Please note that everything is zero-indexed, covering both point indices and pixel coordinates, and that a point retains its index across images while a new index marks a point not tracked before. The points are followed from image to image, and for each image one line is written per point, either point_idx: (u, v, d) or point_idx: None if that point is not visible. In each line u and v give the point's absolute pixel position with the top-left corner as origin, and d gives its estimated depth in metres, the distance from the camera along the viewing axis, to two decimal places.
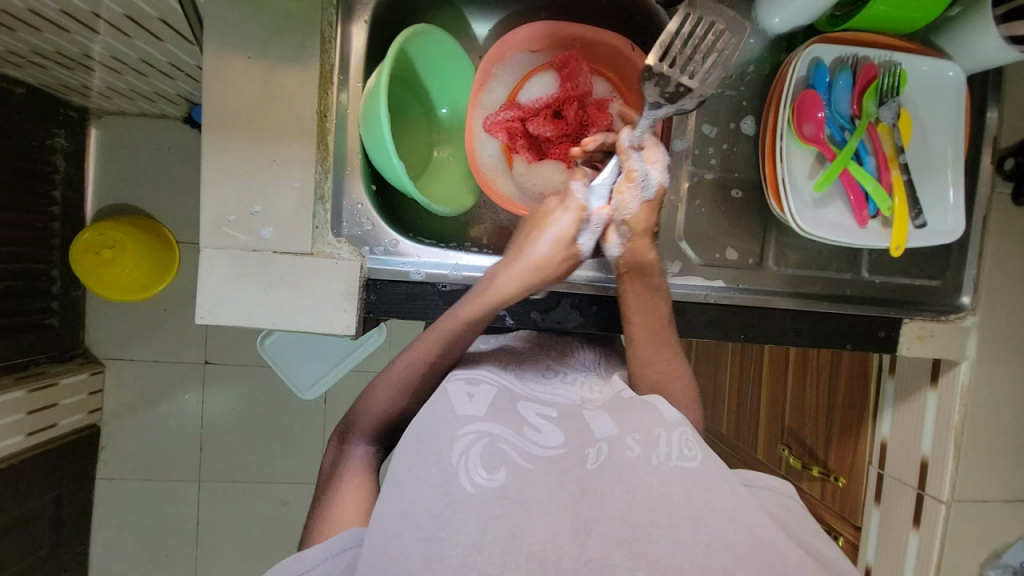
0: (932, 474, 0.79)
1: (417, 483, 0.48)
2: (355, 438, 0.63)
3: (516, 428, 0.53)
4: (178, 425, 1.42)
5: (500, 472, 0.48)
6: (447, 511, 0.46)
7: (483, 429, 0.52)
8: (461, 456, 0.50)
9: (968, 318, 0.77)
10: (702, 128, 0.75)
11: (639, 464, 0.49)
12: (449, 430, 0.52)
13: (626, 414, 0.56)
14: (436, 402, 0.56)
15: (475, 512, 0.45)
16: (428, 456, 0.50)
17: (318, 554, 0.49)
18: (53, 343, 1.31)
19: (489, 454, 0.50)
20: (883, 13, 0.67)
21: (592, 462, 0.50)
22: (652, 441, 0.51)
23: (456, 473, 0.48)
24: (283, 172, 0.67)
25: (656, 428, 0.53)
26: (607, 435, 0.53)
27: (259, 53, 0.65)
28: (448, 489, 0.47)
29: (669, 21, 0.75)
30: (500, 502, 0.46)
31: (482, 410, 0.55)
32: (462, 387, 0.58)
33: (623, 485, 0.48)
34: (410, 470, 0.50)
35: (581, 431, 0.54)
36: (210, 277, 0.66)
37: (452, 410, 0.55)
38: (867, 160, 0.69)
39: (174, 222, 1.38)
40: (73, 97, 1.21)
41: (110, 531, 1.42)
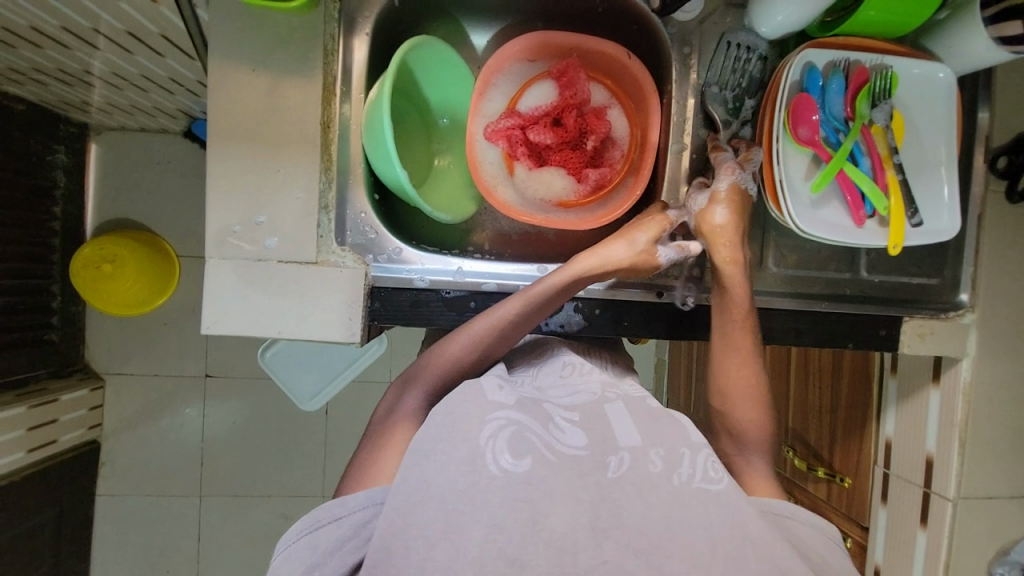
0: (938, 472, 0.80)
1: (444, 457, 0.49)
2: (411, 388, 0.62)
3: (543, 423, 0.54)
4: (179, 438, 1.42)
5: (524, 460, 0.49)
6: (472, 489, 0.47)
7: (513, 416, 0.53)
8: (489, 439, 0.50)
9: (967, 315, 0.78)
10: (699, 133, 0.78)
11: (662, 482, 0.50)
12: (479, 412, 0.53)
13: (648, 424, 0.56)
14: (468, 388, 0.57)
15: (499, 494, 0.46)
16: (457, 436, 0.51)
17: (358, 500, 0.52)
18: (53, 359, 1.31)
19: (514, 440, 0.50)
20: (873, 17, 0.68)
21: (612, 471, 0.50)
22: (675, 459, 0.52)
23: (484, 453, 0.49)
24: (288, 182, 0.68)
25: (681, 448, 0.53)
26: (631, 445, 0.53)
27: (263, 66, 0.67)
28: (474, 468, 0.48)
29: (664, 29, 0.76)
30: (522, 490, 0.47)
31: (512, 398, 0.56)
32: (496, 379, 0.59)
33: (642, 500, 0.48)
34: (437, 442, 0.51)
35: (605, 438, 0.53)
36: (215, 288, 0.67)
37: (483, 395, 0.56)
38: (862, 161, 0.70)
39: (174, 235, 1.39)
40: (72, 113, 1.22)
41: (110, 549, 1.40)
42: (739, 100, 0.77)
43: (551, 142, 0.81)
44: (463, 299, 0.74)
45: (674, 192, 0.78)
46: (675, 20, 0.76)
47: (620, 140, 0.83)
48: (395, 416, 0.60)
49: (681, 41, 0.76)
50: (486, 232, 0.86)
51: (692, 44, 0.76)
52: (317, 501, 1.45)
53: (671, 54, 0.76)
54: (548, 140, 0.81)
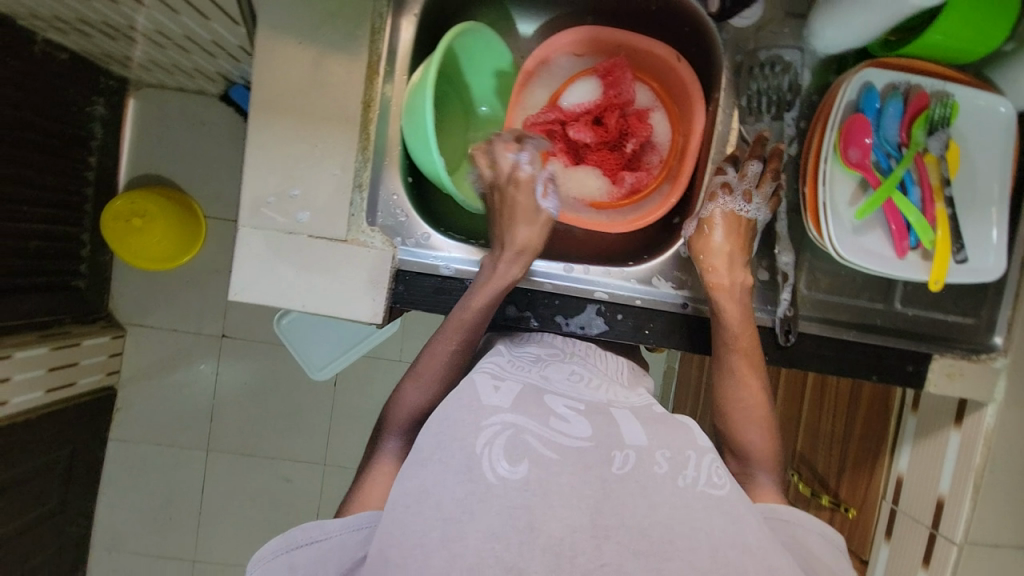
0: (947, 515, 0.78)
1: (441, 466, 0.49)
2: (389, 433, 0.65)
3: (542, 418, 0.54)
4: (191, 394, 1.45)
5: (522, 464, 0.49)
6: (469, 498, 0.47)
7: (509, 420, 0.52)
8: (485, 446, 0.50)
9: (999, 359, 0.75)
10: (744, 145, 0.75)
11: (665, 481, 0.50)
12: (475, 418, 0.53)
13: (656, 427, 0.57)
14: (462, 392, 0.56)
15: (498, 500, 0.46)
16: (453, 442, 0.51)
17: (335, 526, 0.53)
18: (78, 305, 1.35)
19: (511, 446, 0.50)
20: (939, 42, 0.65)
21: (618, 466, 0.51)
22: (681, 462, 0.53)
23: (480, 461, 0.49)
24: (324, 158, 0.68)
25: (687, 450, 0.54)
26: (637, 444, 0.53)
27: (309, 38, 0.66)
28: (471, 476, 0.48)
29: (719, 34, 0.74)
30: (521, 495, 0.47)
31: (507, 401, 0.55)
32: (489, 379, 0.59)
33: (646, 498, 0.49)
34: (436, 452, 0.51)
35: (610, 431, 0.54)
36: (244, 255, 0.68)
37: (478, 399, 0.55)
38: (912, 190, 0.67)
39: (203, 196, 1.41)
40: (115, 67, 1.24)
41: (118, 492, 1.46)
42: (789, 116, 0.74)
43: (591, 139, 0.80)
44: None
45: (709, 202, 0.76)
46: (732, 26, 0.73)
47: (661, 145, 0.82)
48: (378, 458, 0.63)
49: (734, 48, 0.74)
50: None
51: (746, 52, 0.74)
52: (317, 470, 1.48)
53: (724, 60, 0.74)
54: (588, 138, 0.80)
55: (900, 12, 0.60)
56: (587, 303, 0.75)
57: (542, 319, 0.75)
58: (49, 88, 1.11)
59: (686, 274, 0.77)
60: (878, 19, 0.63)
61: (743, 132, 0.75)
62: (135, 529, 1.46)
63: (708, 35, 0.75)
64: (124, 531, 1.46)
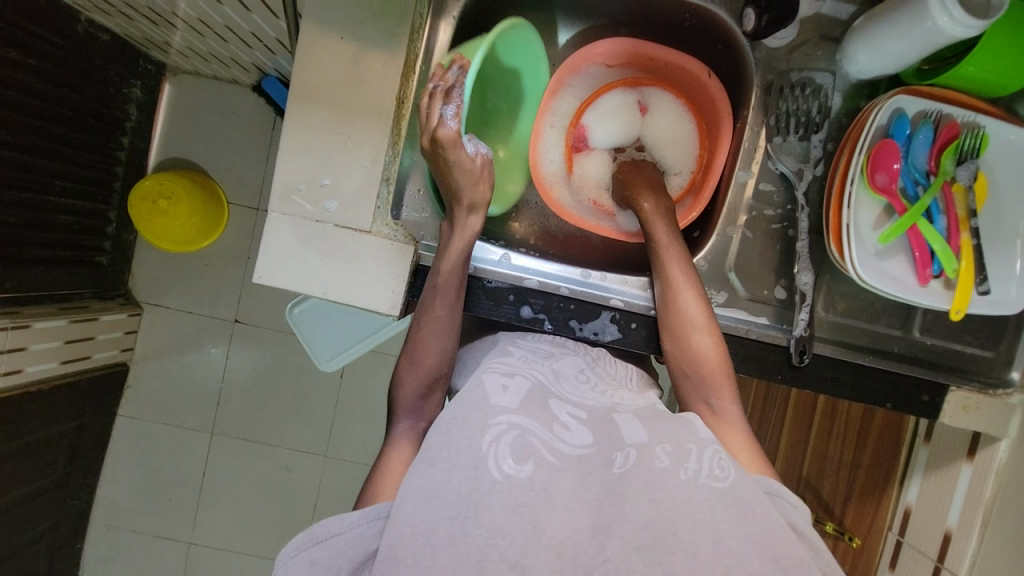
0: (953, 548, 0.76)
1: (447, 465, 0.50)
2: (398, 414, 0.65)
3: (547, 424, 0.54)
4: (200, 376, 1.48)
5: (527, 465, 0.50)
6: (475, 494, 0.47)
7: (515, 421, 0.53)
8: (492, 444, 0.51)
9: (1016, 395, 0.74)
10: (770, 163, 0.75)
11: (667, 476, 0.50)
12: (482, 417, 0.53)
13: (658, 423, 0.57)
14: (471, 391, 0.57)
15: (502, 498, 0.47)
16: (459, 440, 0.51)
17: (353, 518, 0.52)
18: (100, 280, 1.38)
19: (517, 446, 0.51)
20: (972, 73, 0.65)
21: (619, 466, 0.52)
22: (682, 455, 0.52)
23: (486, 458, 0.49)
24: (355, 150, 0.70)
25: (687, 444, 0.54)
26: (636, 441, 0.54)
27: (351, 35, 0.69)
28: (477, 473, 0.49)
29: (752, 53, 0.74)
30: (526, 494, 0.47)
31: (515, 402, 0.56)
32: (498, 378, 0.59)
33: (648, 494, 0.49)
34: (443, 450, 0.51)
35: (612, 435, 0.55)
36: (271, 240, 0.69)
37: (486, 399, 0.55)
38: (937, 218, 0.67)
39: (228, 183, 1.44)
40: (154, 52, 1.28)
41: (122, 467, 1.48)
42: (816, 138, 0.73)
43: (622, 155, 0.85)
44: (503, 292, 0.75)
45: (730, 217, 0.76)
46: (765, 45, 0.74)
47: (686, 160, 0.84)
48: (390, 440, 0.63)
49: (766, 67, 0.74)
50: (522, 219, 0.87)
51: (777, 72, 0.74)
52: (318, 460, 1.49)
53: (756, 78, 0.75)
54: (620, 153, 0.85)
55: (937, 41, 0.61)
56: (602, 310, 0.76)
57: (556, 323, 0.75)
58: (89, 69, 1.15)
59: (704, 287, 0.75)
60: (913, 46, 0.64)
61: (770, 151, 0.74)
62: (134, 505, 1.48)
63: (742, 52, 0.76)
64: (125, 506, 1.48)
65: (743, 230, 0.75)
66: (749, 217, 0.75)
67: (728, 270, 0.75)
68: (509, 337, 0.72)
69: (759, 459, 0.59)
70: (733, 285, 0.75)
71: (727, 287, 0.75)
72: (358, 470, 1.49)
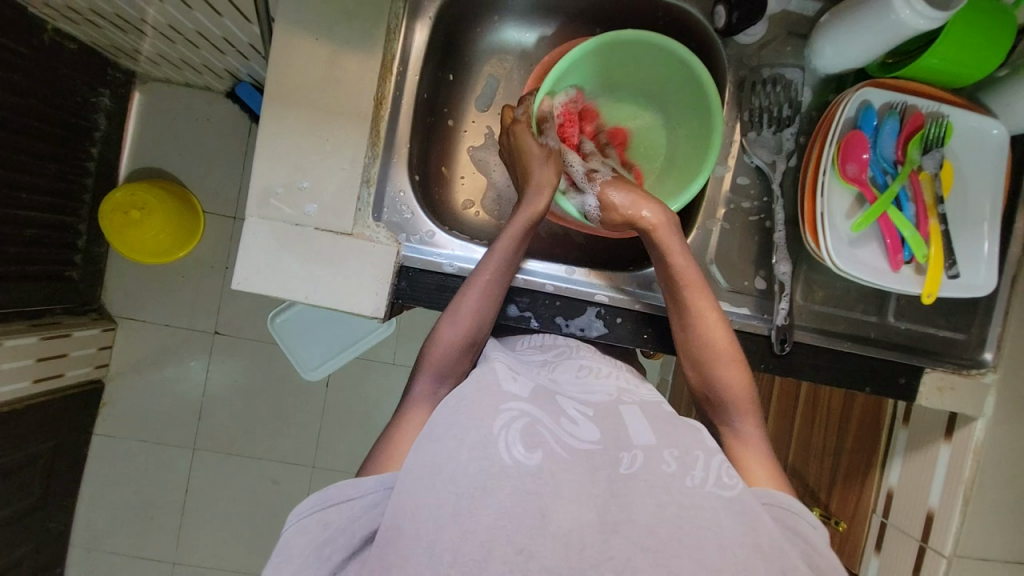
0: (937, 528, 0.77)
1: (457, 443, 0.50)
2: (420, 375, 0.65)
3: (556, 417, 0.54)
4: (180, 391, 1.44)
5: (537, 453, 0.49)
6: (483, 476, 0.47)
7: (526, 409, 0.53)
8: (503, 427, 0.50)
9: (988, 374, 0.77)
10: (746, 157, 0.77)
11: (674, 482, 0.50)
12: (494, 401, 0.53)
13: (666, 425, 0.57)
14: (484, 374, 0.58)
15: (511, 483, 0.46)
16: (469, 421, 0.52)
17: (369, 485, 0.53)
18: (72, 295, 1.34)
19: (528, 434, 0.50)
20: (934, 65, 0.68)
21: (626, 466, 0.51)
22: (689, 462, 0.52)
23: (496, 442, 0.49)
24: (335, 152, 0.69)
25: (695, 451, 0.53)
26: (644, 444, 0.53)
27: (326, 36, 0.68)
28: (485, 454, 0.48)
29: (724, 48, 0.77)
30: (534, 482, 0.47)
31: (525, 391, 0.56)
32: (508, 366, 0.60)
33: (654, 498, 0.48)
34: (449, 428, 0.52)
35: (621, 433, 0.54)
36: (251, 246, 0.68)
37: (497, 384, 0.56)
38: (906, 206, 0.70)
39: (204, 191, 1.41)
40: (123, 59, 1.25)
41: (99, 488, 1.43)
42: (789, 131, 0.76)
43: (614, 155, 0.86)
44: None
45: (709, 212, 0.77)
46: (736, 42, 0.77)
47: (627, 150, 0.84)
48: (406, 405, 0.63)
49: (738, 63, 0.77)
50: (481, 207, 0.88)
51: (749, 68, 0.77)
52: (305, 472, 1.46)
53: (728, 74, 0.77)
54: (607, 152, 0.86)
55: (901, 34, 0.63)
56: (587, 305, 0.76)
57: (543, 320, 0.75)
58: (56, 77, 1.11)
59: None
60: (879, 40, 0.66)
61: (745, 145, 0.76)
62: (114, 528, 1.43)
63: (713, 48, 0.78)
64: (104, 529, 1.43)
65: (721, 223, 0.77)
66: (727, 210, 0.77)
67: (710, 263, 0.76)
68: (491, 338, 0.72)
69: (779, 480, 0.58)
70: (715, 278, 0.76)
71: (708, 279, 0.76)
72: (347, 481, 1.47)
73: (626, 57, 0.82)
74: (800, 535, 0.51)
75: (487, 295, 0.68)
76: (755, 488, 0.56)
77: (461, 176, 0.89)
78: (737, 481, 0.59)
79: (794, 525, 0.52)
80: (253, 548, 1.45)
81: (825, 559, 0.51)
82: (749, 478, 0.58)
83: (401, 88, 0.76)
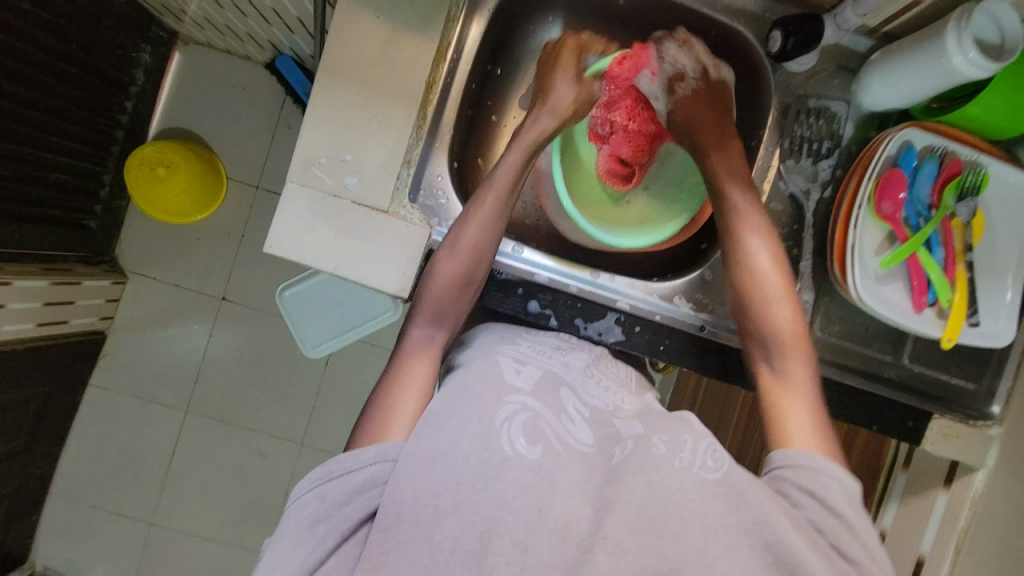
0: (926, 573, 0.77)
1: (456, 431, 0.51)
2: (417, 320, 0.67)
3: (555, 411, 0.55)
4: (180, 352, 1.44)
5: (537, 447, 0.50)
6: (485, 467, 0.48)
7: (528, 402, 0.54)
8: (505, 421, 0.51)
9: (994, 427, 0.77)
10: (780, 185, 0.78)
11: (664, 462, 0.51)
12: (496, 394, 0.54)
13: (656, 419, 0.58)
14: (484, 368, 0.59)
15: (513, 473, 0.47)
16: (471, 412, 0.52)
17: (368, 455, 0.53)
18: (87, 244, 1.35)
19: (529, 427, 0.51)
20: (979, 114, 0.68)
21: (617, 457, 0.52)
22: (678, 445, 0.53)
23: (498, 433, 0.50)
24: (381, 130, 0.70)
25: (683, 435, 0.54)
26: (634, 435, 0.55)
27: (386, 16, 0.70)
28: (488, 446, 0.49)
29: (772, 76, 0.78)
30: (534, 475, 0.48)
31: (528, 384, 0.57)
32: (511, 361, 0.61)
33: (646, 477, 0.50)
34: (453, 417, 0.52)
35: (611, 432, 0.56)
36: (287, 211, 0.69)
37: (501, 378, 0.57)
38: (936, 250, 0.70)
39: (229, 158, 1.43)
40: (168, 18, 1.27)
41: (87, 440, 1.43)
42: (825, 163, 0.76)
43: (649, 82, 0.81)
44: (512, 283, 0.76)
45: None
46: (786, 69, 0.78)
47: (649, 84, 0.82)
48: (406, 347, 0.65)
49: (784, 90, 0.78)
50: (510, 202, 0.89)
51: (795, 96, 0.78)
52: (293, 448, 1.46)
53: (773, 100, 0.78)
54: (676, 83, 0.80)
55: (953, 80, 0.64)
56: (608, 310, 0.77)
57: (561, 320, 0.76)
58: (100, 27, 1.13)
59: (706, 297, 0.78)
60: (927, 83, 0.67)
61: (781, 171, 0.77)
62: (97, 480, 1.43)
63: (762, 74, 0.80)
64: (86, 480, 1.43)
65: None
66: None
67: None
68: (500, 328, 0.72)
69: (818, 431, 0.58)
70: None
71: None
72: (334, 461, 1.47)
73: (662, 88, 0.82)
74: (822, 501, 0.52)
75: (489, 232, 0.70)
76: (783, 451, 0.57)
77: None
78: (772, 441, 0.59)
79: (820, 490, 0.52)
80: (233, 516, 1.45)
81: (845, 524, 0.51)
82: (783, 439, 0.58)
83: (451, 77, 0.78)
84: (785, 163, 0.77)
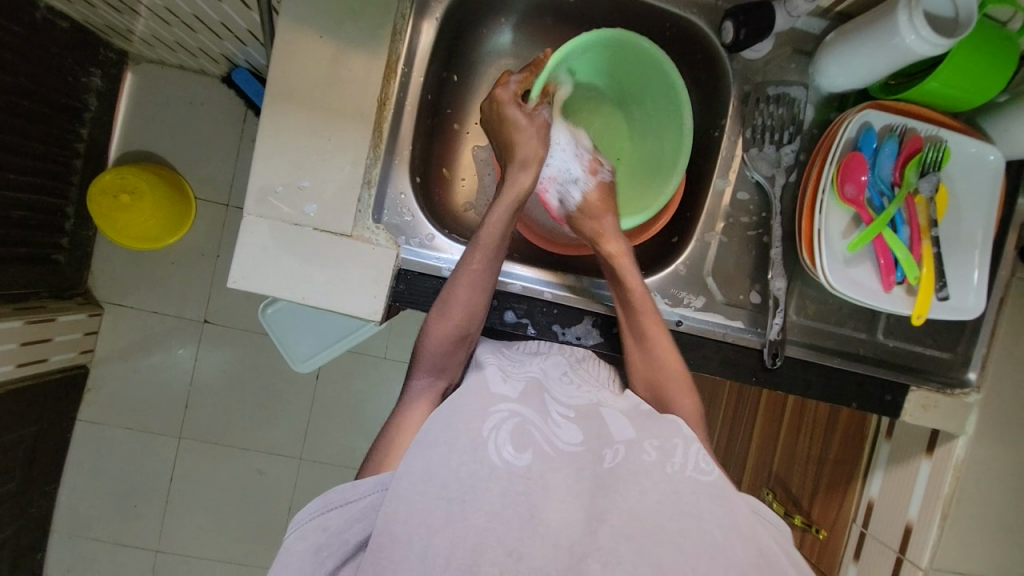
0: (914, 540, 0.79)
1: (446, 447, 0.50)
2: (418, 372, 0.66)
3: (543, 415, 0.55)
4: (167, 379, 1.42)
5: (526, 453, 0.50)
6: (473, 479, 0.48)
7: (515, 408, 0.54)
8: (492, 430, 0.51)
9: (972, 395, 0.78)
10: (746, 172, 0.79)
11: (655, 468, 0.52)
12: (483, 403, 0.54)
13: (646, 422, 0.59)
14: (471, 381, 0.58)
15: (501, 484, 0.48)
16: (458, 426, 0.52)
17: (367, 486, 0.52)
18: (58, 279, 1.31)
19: (517, 434, 0.51)
20: (937, 89, 0.68)
21: (609, 461, 0.52)
22: (669, 450, 0.54)
23: (486, 444, 0.50)
24: (337, 152, 0.68)
25: (674, 439, 0.56)
26: (625, 438, 0.55)
27: (332, 33, 0.67)
28: (475, 457, 0.49)
29: (730, 64, 0.78)
30: (524, 480, 0.48)
31: (514, 392, 0.57)
32: (496, 371, 0.60)
33: (638, 484, 0.50)
34: (441, 433, 0.51)
35: (601, 431, 0.56)
36: (248, 243, 0.67)
37: (486, 387, 0.57)
38: (901, 229, 0.71)
39: (196, 178, 1.39)
40: (116, 39, 1.22)
41: (83, 475, 1.41)
42: (788, 148, 0.76)
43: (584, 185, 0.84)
44: None
45: (709, 224, 0.79)
46: (743, 57, 0.78)
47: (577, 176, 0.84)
48: (407, 400, 0.64)
49: (742, 78, 0.78)
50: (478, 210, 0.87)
51: (754, 83, 0.78)
52: (292, 464, 1.45)
53: (732, 88, 0.78)
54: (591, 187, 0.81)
55: (907, 57, 0.64)
56: (585, 314, 0.77)
57: (539, 327, 0.76)
58: (46, 55, 1.08)
59: (683, 291, 0.79)
60: (882, 60, 0.66)
61: (746, 160, 0.77)
62: (98, 514, 1.42)
63: (720, 63, 0.79)
64: (87, 516, 1.42)
65: (720, 237, 0.79)
66: (725, 224, 0.79)
67: (706, 275, 0.78)
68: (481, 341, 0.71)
69: None
70: (711, 290, 0.78)
71: (704, 292, 0.78)
72: (335, 474, 1.46)
73: (639, 70, 0.83)
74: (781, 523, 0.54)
75: (477, 285, 0.68)
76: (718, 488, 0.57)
77: (462, 177, 0.88)
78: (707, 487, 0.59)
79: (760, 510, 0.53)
80: (239, 537, 1.44)
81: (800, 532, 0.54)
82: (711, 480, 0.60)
83: (406, 90, 0.77)
84: (749, 151, 0.77)
